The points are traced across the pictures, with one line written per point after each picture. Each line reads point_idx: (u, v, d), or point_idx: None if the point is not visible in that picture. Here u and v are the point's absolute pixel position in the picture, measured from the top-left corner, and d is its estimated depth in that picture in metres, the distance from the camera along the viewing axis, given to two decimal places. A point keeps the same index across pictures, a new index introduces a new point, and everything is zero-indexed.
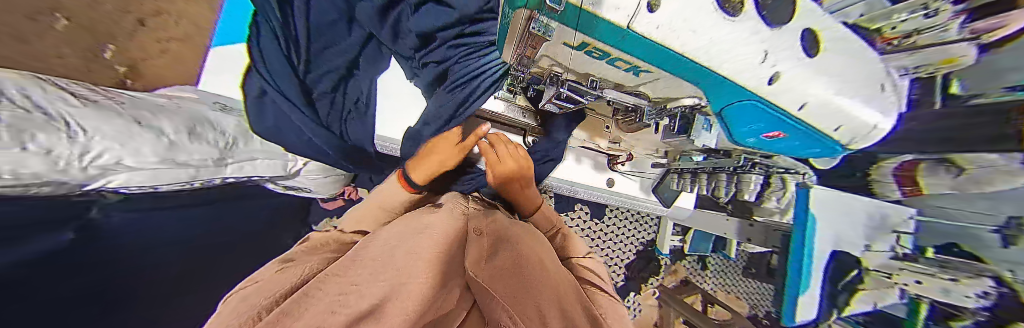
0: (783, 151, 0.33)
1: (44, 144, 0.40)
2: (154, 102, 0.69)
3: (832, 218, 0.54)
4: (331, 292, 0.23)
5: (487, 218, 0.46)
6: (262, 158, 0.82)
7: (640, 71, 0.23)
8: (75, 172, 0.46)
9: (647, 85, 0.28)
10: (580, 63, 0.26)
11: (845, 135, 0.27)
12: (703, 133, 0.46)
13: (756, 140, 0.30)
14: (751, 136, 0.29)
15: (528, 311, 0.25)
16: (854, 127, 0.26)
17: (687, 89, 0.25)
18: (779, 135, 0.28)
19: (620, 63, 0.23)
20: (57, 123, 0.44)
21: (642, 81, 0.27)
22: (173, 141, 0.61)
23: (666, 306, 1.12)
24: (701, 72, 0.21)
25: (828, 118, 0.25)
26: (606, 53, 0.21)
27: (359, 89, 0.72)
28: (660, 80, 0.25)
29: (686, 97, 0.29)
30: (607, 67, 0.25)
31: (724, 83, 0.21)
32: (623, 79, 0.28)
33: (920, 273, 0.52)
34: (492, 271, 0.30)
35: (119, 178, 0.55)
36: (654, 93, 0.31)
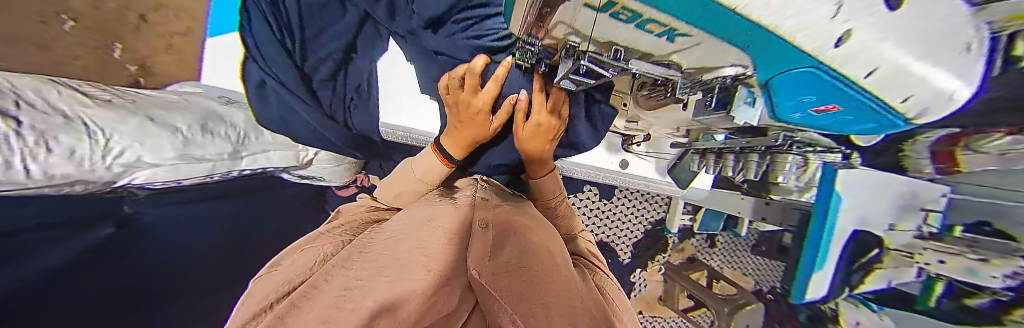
0: (830, 123, 0.31)
1: (67, 145, 0.43)
2: (164, 98, 0.68)
3: (862, 198, 0.51)
4: (337, 285, 0.26)
5: (494, 209, 0.46)
6: (275, 149, 0.78)
7: (677, 33, 0.19)
8: (102, 171, 0.48)
9: (682, 52, 0.25)
10: (606, 29, 0.24)
11: (914, 107, 0.22)
12: (745, 108, 0.34)
13: (799, 102, 0.27)
14: (795, 98, 0.26)
15: (531, 315, 0.24)
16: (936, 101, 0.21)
17: (732, 54, 0.21)
18: (830, 106, 0.25)
19: (653, 26, 0.19)
20: (73, 124, 0.45)
21: (678, 47, 0.23)
22: (187, 137, 0.61)
23: (671, 282, 1.19)
24: (747, 35, 0.15)
25: (896, 91, 0.20)
26: (635, 14, 0.18)
27: (359, 73, 0.67)
28: (702, 45, 0.21)
29: (727, 66, 0.25)
30: (635, 30, 0.22)
31: (778, 47, 0.16)
32: (655, 47, 0.25)
33: (943, 252, 0.50)
34: (496, 267, 0.31)
35: (143, 175, 0.56)
36: (691, 62, 0.27)
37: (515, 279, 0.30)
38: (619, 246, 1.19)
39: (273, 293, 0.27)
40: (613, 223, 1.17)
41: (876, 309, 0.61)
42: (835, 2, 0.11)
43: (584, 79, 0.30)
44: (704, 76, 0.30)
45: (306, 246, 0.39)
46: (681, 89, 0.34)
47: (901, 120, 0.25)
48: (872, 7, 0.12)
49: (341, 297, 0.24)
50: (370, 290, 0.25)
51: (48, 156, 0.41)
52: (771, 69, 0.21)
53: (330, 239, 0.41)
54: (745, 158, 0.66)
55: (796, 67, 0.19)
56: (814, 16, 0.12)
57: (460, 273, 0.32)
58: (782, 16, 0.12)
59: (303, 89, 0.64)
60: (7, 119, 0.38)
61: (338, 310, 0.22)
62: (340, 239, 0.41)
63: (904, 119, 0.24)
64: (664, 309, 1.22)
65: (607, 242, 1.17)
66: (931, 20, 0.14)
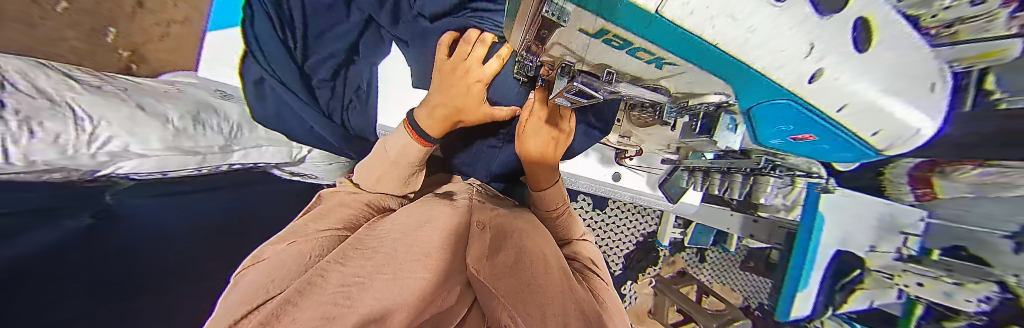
0: (811, 151, 0.31)
1: (53, 130, 0.43)
2: (158, 87, 0.67)
3: (841, 219, 0.53)
4: (333, 283, 0.25)
5: (491, 212, 0.47)
6: (268, 144, 0.76)
7: (665, 62, 0.20)
8: (85, 159, 0.47)
9: (669, 79, 0.26)
10: (597, 53, 0.24)
11: (887, 141, 0.23)
12: (727, 133, 0.39)
13: (777, 132, 0.27)
14: (772, 128, 0.26)
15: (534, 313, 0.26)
16: (905, 135, 0.22)
17: (715, 83, 0.21)
18: (806, 136, 0.26)
19: (643, 53, 0.20)
20: (60, 110, 0.45)
21: (666, 74, 0.24)
22: (179, 128, 0.60)
23: (661, 295, 1.19)
24: (732, 72, 0.16)
25: (873, 126, 0.21)
26: (626, 41, 0.19)
27: (360, 75, 0.68)
28: (686, 73, 0.22)
29: (713, 94, 0.26)
30: (626, 56, 0.23)
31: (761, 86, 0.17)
32: (646, 73, 0.26)
33: (921, 275, 0.52)
34: (496, 268, 0.32)
35: (129, 165, 0.54)
36: (679, 87, 0.28)
37: (515, 277, 0.31)
38: (611, 257, 1.19)
39: (261, 288, 0.26)
40: (605, 233, 1.17)
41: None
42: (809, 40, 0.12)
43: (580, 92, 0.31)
44: (688, 102, 0.32)
45: (292, 238, 0.38)
46: (668, 112, 0.36)
47: (875, 152, 0.26)
48: (842, 47, 0.12)
49: (341, 294, 0.24)
50: (368, 288, 0.24)
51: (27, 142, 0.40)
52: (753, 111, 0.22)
53: (319, 232, 0.40)
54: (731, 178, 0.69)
55: (771, 101, 0.19)
56: (794, 54, 0.12)
57: (459, 270, 0.32)
58: (762, 55, 0.12)
59: (298, 86, 0.62)
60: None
61: (336, 306, 0.22)
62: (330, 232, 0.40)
63: (879, 151, 0.25)
64: (653, 323, 1.22)
65: None
66: (889, 59, 0.15)
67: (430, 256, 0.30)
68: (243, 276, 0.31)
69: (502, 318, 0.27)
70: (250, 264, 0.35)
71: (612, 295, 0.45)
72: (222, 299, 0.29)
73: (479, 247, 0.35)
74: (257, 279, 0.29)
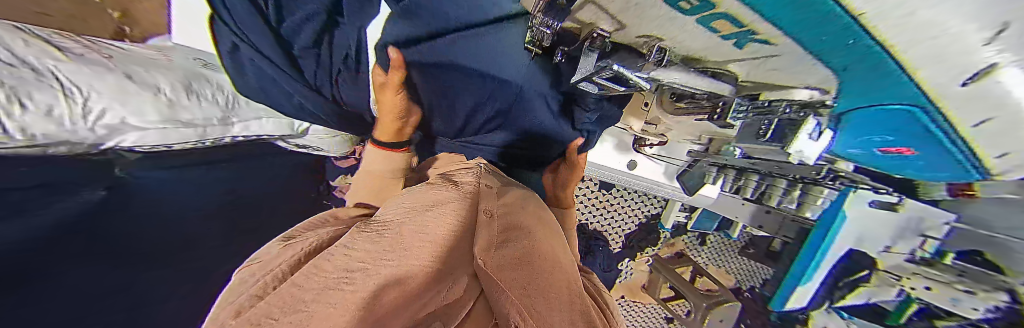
0: (905, 167, 0.35)
1: (43, 103, 0.40)
2: (144, 54, 0.61)
3: (865, 220, 0.51)
4: (335, 272, 0.25)
5: (499, 198, 0.44)
6: (267, 117, 0.73)
7: (753, 36, 0.19)
8: (85, 132, 0.46)
9: (750, 61, 0.25)
10: (649, 19, 0.23)
11: (1005, 161, 0.26)
12: (805, 142, 0.33)
13: (876, 143, 0.31)
14: (877, 139, 0.30)
15: (538, 308, 0.25)
16: (1011, 139, 0.23)
17: (817, 75, 0.23)
18: (905, 149, 0.30)
19: (723, 22, 0.19)
20: (44, 79, 0.41)
21: (744, 57, 0.24)
22: (172, 99, 0.56)
23: (656, 273, 1.23)
24: (850, 50, 0.17)
25: (988, 124, 0.21)
26: (709, 3, 0.17)
27: (345, 42, 0.57)
28: (779, 57, 0.22)
29: (801, 88, 0.27)
30: (693, 26, 0.21)
31: (887, 71, 0.18)
32: (709, 51, 0.26)
33: (934, 280, 0.51)
34: (503, 260, 0.30)
35: (131, 138, 0.53)
36: (750, 74, 0.29)
37: (522, 272, 0.30)
38: (611, 236, 1.20)
39: (263, 275, 0.26)
40: (608, 214, 1.17)
41: (846, 317, 0.64)
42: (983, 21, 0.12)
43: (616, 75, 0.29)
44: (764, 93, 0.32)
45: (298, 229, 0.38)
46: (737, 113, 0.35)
47: (979, 171, 0.29)
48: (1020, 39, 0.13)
49: (343, 279, 0.24)
50: (372, 273, 0.24)
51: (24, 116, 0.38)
52: (867, 96, 0.23)
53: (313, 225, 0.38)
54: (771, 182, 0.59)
55: (893, 104, 0.22)
56: (955, 35, 0.13)
57: (462, 263, 0.30)
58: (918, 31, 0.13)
59: (280, 57, 0.58)
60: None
61: (337, 291, 0.22)
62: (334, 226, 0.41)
63: (986, 170, 0.28)
64: (645, 295, 1.29)
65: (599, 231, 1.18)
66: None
67: (440, 245, 0.30)
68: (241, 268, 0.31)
69: (507, 313, 0.24)
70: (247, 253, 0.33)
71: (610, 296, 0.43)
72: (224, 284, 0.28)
73: (485, 236, 0.33)
74: (258, 266, 0.29)
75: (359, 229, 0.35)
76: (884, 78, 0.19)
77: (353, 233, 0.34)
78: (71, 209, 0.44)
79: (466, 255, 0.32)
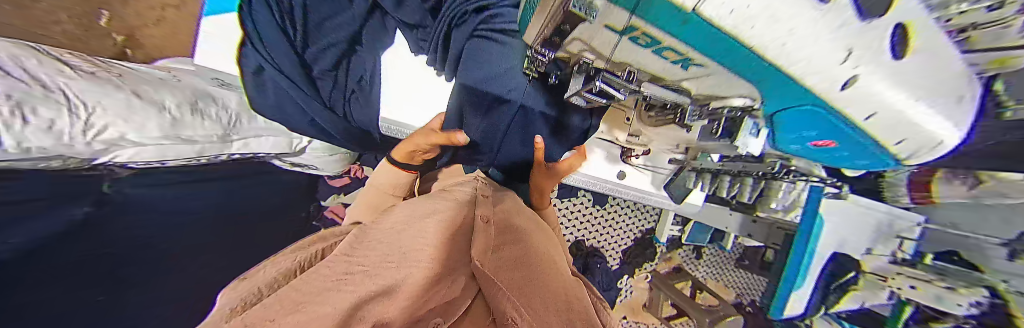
0: (832, 160, 0.38)
1: (47, 117, 0.40)
2: (154, 75, 0.62)
3: (840, 223, 0.54)
4: (336, 273, 0.28)
5: (495, 206, 0.46)
6: (269, 135, 0.75)
7: (691, 62, 0.24)
8: (81, 147, 0.45)
9: (691, 80, 0.30)
10: (621, 49, 0.27)
11: (906, 149, 0.28)
12: (749, 138, 0.38)
13: (801, 138, 0.34)
14: (797, 134, 0.33)
15: (539, 307, 0.27)
16: (915, 142, 0.25)
17: (739, 87, 0.26)
18: (827, 142, 0.32)
19: (670, 53, 0.23)
20: (51, 95, 0.41)
21: (689, 76, 0.29)
22: (176, 116, 0.57)
23: (657, 290, 1.22)
24: (755, 69, 0.20)
25: (886, 127, 0.24)
26: (654, 40, 0.22)
27: (362, 66, 0.68)
28: (711, 76, 0.26)
29: (734, 97, 0.30)
30: (650, 55, 0.26)
31: (789, 84, 0.21)
32: (666, 72, 0.30)
33: (915, 279, 0.54)
34: (501, 261, 0.32)
35: (127, 153, 0.53)
36: (697, 89, 0.32)
37: (519, 272, 0.31)
38: (609, 252, 1.20)
39: (256, 288, 0.27)
40: (604, 229, 1.18)
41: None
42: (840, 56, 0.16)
43: (601, 89, 0.34)
44: (710, 104, 0.36)
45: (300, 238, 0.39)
46: (689, 115, 0.39)
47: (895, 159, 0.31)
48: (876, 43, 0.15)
49: (342, 281, 0.26)
50: (371, 275, 0.27)
51: (25, 131, 0.37)
52: (781, 102, 0.26)
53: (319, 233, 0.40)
54: (740, 182, 0.66)
55: (801, 103, 0.24)
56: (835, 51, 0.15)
57: (461, 263, 0.31)
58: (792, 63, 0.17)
59: (298, 73, 0.59)
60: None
61: (338, 291, 0.24)
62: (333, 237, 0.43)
63: (896, 157, 0.30)
64: (648, 316, 1.25)
65: (597, 248, 1.18)
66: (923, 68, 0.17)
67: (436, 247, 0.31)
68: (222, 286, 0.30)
69: (506, 310, 0.26)
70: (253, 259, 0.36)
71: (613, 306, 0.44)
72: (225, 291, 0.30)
73: (483, 239, 0.34)
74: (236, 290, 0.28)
75: (355, 238, 0.36)
76: (781, 95, 0.24)
77: (353, 241, 0.35)
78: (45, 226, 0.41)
79: (464, 256, 0.33)
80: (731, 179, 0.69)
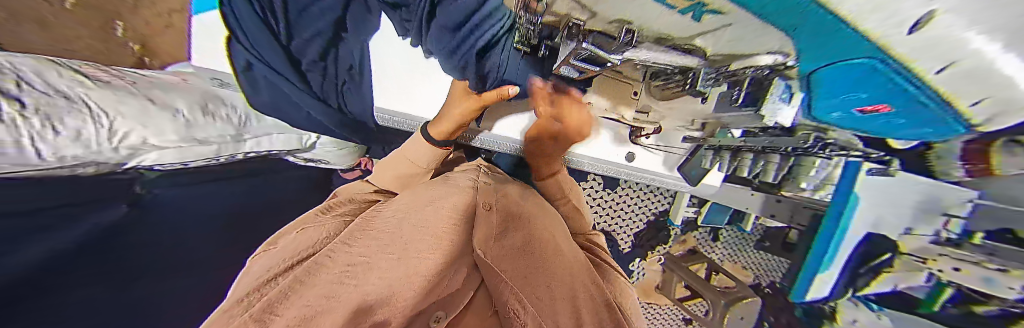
0: (878, 127, 0.35)
1: (74, 127, 0.42)
2: (166, 79, 0.65)
3: (876, 201, 0.49)
4: (339, 262, 0.28)
5: (497, 192, 0.44)
6: (277, 133, 0.78)
7: (706, 9, 0.21)
8: (109, 153, 0.48)
9: (706, 35, 0.27)
10: (617, 3, 0.25)
11: (982, 111, 0.25)
12: (776, 104, 0.36)
13: (848, 103, 0.31)
14: (846, 97, 0.30)
15: (539, 294, 0.29)
16: (999, 99, 0.22)
17: (766, 35, 0.23)
18: (879, 107, 0.29)
19: (677, 1, 0.21)
20: (77, 106, 0.44)
21: (703, 30, 0.26)
22: (189, 120, 0.59)
23: (669, 272, 1.21)
24: (795, 12, 0.18)
25: (964, 84, 0.21)
26: None
27: (351, 55, 0.65)
28: (732, 25, 0.23)
29: (764, 54, 0.28)
30: (653, 5, 0.23)
31: (838, 30, 0.19)
32: (674, 29, 0.27)
33: (964, 262, 0.47)
34: (504, 251, 0.32)
35: (151, 157, 0.55)
36: (714, 47, 0.29)
37: (522, 263, 0.32)
38: (621, 236, 1.19)
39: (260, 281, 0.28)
40: (615, 213, 1.16)
41: (876, 309, 0.61)
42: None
43: (589, 55, 0.32)
44: (729, 65, 0.34)
45: (304, 225, 0.40)
46: (703, 78, 0.37)
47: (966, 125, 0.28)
48: None
49: (343, 274, 0.26)
50: (372, 267, 0.27)
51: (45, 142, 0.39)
52: (828, 58, 0.24)
53: (328, 219, 0.41)
54: (765, 159, 0.60)
55: (854, 59, 0.22)
56: None
57: (463, 253, 0.35)
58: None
59: (290, 71, 0.60)
60: (11, 101, 0.36)
61: (342, 285, 0.24)
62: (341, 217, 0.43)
63: (967, 121, 0.27)
64: (660, 297, 1.25)
65: (608, 231, 1.17)
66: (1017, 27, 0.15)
67: (442, 240, 0.32)
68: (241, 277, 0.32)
69: (510, 303, 0.29)
70: (265, 247, 0.38)
71: (622, 289, 0.48)
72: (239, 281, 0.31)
73: (485, 230, 0.33)
74: (253, 280, 0.29)
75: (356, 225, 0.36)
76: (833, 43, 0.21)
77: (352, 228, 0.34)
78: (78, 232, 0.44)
79: (466, 248, 0.35)
80: (753, 157, 0.62)
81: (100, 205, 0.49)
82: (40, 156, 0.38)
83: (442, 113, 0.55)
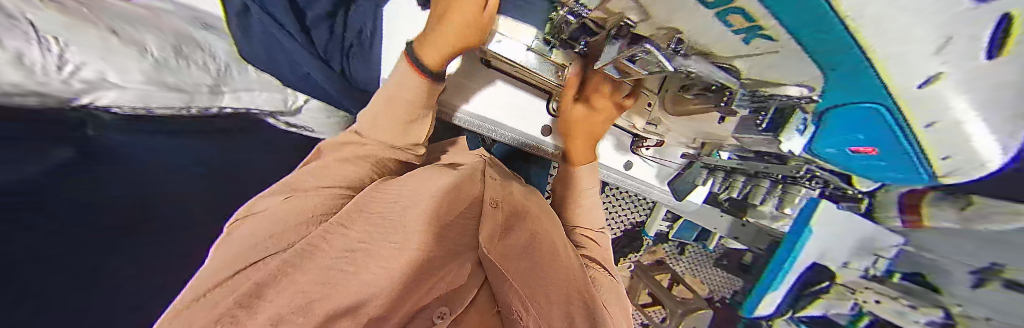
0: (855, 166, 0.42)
1: (13, 47, 0.31)
2: (129, 9, 0.56)
3: (827, 237, 0.52)
4: (335, 247, 0.32)
5: (503, 188, 0.45)
6: (263, 90, 0.73)
7: (761, 33, 0.22)
8: (60, 86, 0.36)
9: (747, 58, 0.29)
10: (678, 14, 0.26)
11: (946, 165, 0.31)
12: (796, 138, 0.41)
13: (852, 138, 0.36)
14: (850, 135, 0.35)
15: (536, 298, 0.35)
16: (963, 156, 0.29)
17: (807, 68, 0.26)
18: (871, 149, 0.35)
19: (736, 21, 0.22)
20: (11, 22, 0.33)
21: (748, 53, 0.27)
22: (158, 59, 0.53)
23: (636, 279, 1.29)
24: (840, 54, 0.21)
25: (942, 140, 0.27)
26: (725, 1, 0.20)
27: (361, 21, 0.64)
28: (777, 53, 0.25)
29: (793, 85, 0.30)
30: (710, 20, 0.24)
31: (865, 72, 0.22)
32: (722, 48, 0.28)
33: (883, 295, 0.53)
34: (505, 255, 0.35)
35: (108, 98, 0.44)
36: (751, 71, 0.31)
37: (522, 267, 0.36)
38: None
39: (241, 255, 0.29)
40: None
41: None
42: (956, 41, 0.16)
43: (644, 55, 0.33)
44: (764, 90, 0.35)
45: (292, 191, 0.38)
46: (738, 101, 0.38)
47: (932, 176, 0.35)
48: (966, 53, 0.17)
49: (342, 259, 0.31)
50: (368, 256, 0.32)
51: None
52: (847, 94, 0.28)
53: (320, 190, 0.39)
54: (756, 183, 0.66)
55: (869, 100, 0.26)
56: (921, 43, 0.17)
57: (467, 249, 0.38)
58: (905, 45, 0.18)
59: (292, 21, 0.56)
60: None
61: (336, 272, 0.30)
62: (330, 188, 0.40)
63: (932, 171, 0.33)
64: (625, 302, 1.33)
65: None
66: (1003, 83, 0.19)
67: (437, 235, 0.35)
68: (210, 265, 0.29)
69: (512, 303, 0.34)
70: (244, 213, 0.36)
71: (607, 287, 0.54)
72: (217, 249, 0.32)
73: (488, 232, 0.35)
74: (235, 249, 0.30)
75: (357, 205, 0.36)
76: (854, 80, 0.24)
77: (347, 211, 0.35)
78: (69, 164, 0.39)
79: (471, 243, 0.39)
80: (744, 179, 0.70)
81: (59, 142, 0.38)
82: (9, 85, 0.28)
83: (444, 20, 0.42)
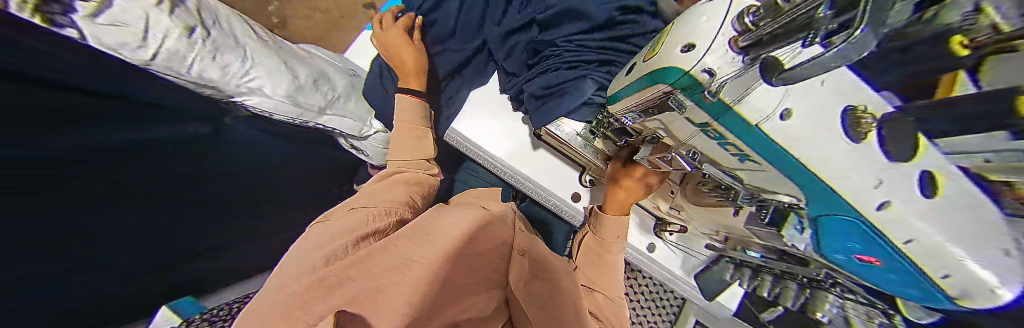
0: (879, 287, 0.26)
1: (225, 60, 0.59)
2: (301, 53, 0.82)
3: None
4: (395, 259, 0.35)
5: (532, 239, 0.52)
6: (351, 119, 0.86)
7: (749, 159, 0.27)
8: (233, 85, 0.61)
9: (746, 171, 0.30)
10: (692, 136, 0.33)
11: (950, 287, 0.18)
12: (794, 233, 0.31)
13: (851, 251, 0.25)
14: (849, 246, 0.24)
15: None
16: (958, 277, 0.18)
17: (786, 188, 0.26)
18: (877, 262, 0.23)
19: (730, 147, 0.28)
20: (239, 47, 0.62)
21: (744, 167, 0.30)
22: (300, 84, 0.73)
23: None
24: (816, 187, 0.22)
25: (965, 271, 0.17)
26: (721, 136, 0.28)
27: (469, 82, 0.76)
28: (765, 173, 0.27)
29: (784, 195, 0.28)
30: (714, 143, 0.30)
31: (828, 192, 0.21)
32: (724, 159, 0.32)
33: None
34: (535, 299, 0.39)
35: (254, 100, 0.66)
36: (751, 181, 0.32)
37: (548, 312, 0.39)
38: None
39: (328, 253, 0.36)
40: None
41: None
42: (1009, 259, 0.15)
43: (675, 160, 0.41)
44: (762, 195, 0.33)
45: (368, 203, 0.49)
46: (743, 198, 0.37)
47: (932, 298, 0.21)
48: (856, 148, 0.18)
49: (405, 264, 0.34)
50: (418, 267, 0.34)
51: (193, 62, 0.53)
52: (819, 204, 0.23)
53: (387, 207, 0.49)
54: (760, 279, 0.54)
55: (838, 214, 0.22)
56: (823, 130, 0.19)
57: (498, 285, 0.40)
58: (921, 223, 0.18)
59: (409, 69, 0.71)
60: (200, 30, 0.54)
61: (399, 270, 0.33)
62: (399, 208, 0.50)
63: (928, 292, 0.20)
64: None
65: None
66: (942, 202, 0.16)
67: (481, 269, 0.39)
68: (298, 253, 0.37)
69: None
70: (321, 219, 0.46)
71: None
72: (303, 239, 0.41)
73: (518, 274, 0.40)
74: (326, 244, 0.38)
75: (421, 222, 0.45)
76: (854, 258, 0.26)
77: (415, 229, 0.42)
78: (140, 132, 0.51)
79: (501, 282, 0.41)
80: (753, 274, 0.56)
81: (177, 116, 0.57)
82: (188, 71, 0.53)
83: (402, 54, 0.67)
